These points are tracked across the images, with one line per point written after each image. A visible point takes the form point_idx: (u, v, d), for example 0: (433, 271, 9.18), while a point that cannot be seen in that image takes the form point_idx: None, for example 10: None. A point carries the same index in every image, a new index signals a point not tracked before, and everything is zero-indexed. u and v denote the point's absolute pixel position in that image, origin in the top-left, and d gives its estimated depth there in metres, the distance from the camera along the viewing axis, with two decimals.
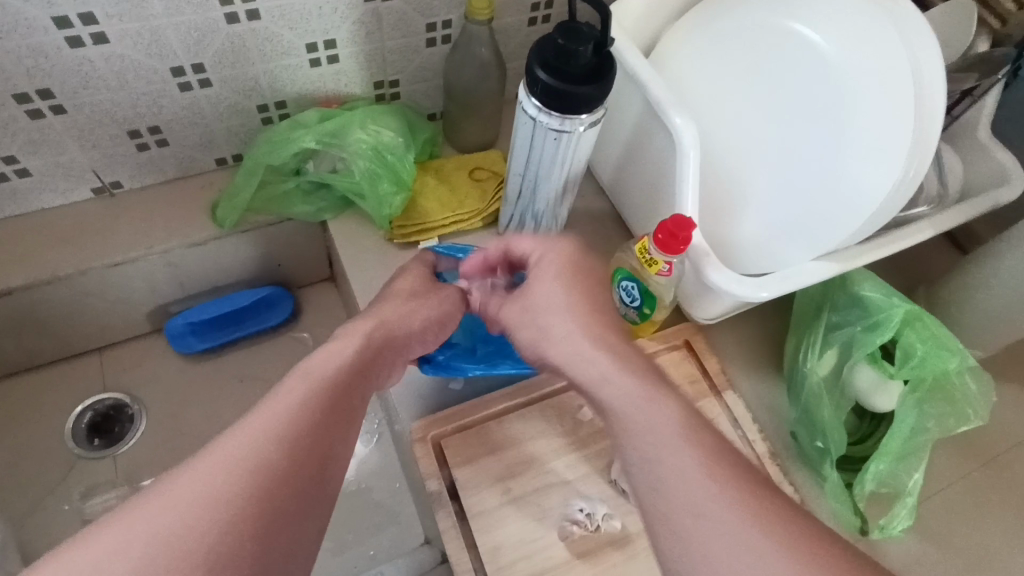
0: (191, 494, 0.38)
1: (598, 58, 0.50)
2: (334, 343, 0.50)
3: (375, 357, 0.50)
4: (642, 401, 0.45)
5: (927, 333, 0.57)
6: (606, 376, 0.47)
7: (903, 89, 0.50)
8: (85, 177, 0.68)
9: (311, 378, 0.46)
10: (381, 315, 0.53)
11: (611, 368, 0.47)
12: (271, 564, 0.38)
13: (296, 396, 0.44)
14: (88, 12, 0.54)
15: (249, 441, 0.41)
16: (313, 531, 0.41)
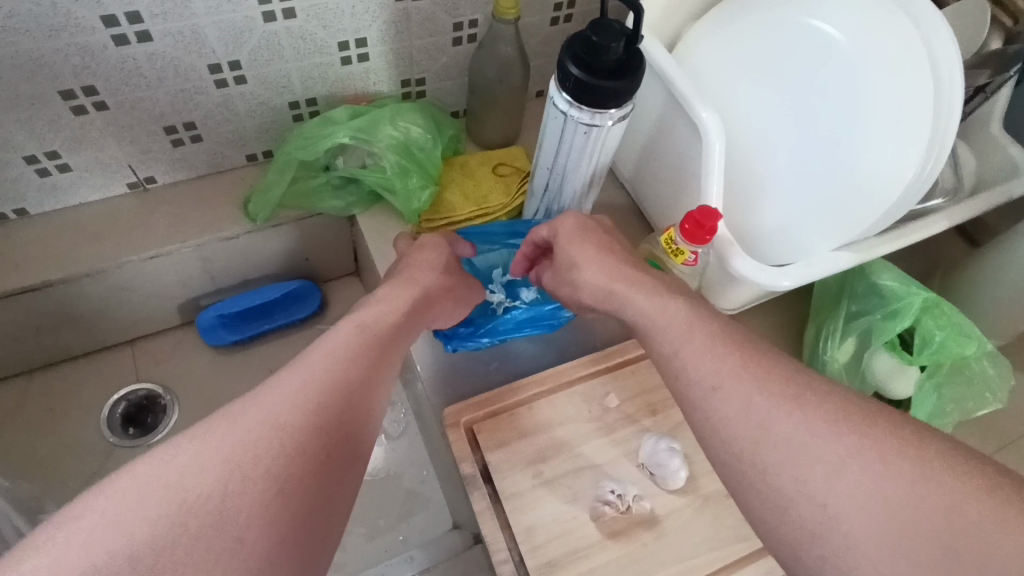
0: (252, 427, 0.42)
1: (628, 54, 0.52)
2: (377, 304, 0.52)
3: (412, 321, 0.53)
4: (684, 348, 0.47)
5: (946, 321, 0.59)
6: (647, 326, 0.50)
7: (922, 83, 0.52)
8: (121, 173, 0.70)
9: (348, 333, 0.49)
10: (423, 276, 0.56)
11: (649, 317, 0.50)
12: (313, 512, 0.42)
13: (334, 348, 0.47)
14: (134, 11, 0.55)
15: (289, 392, 0.44)
16: (349, 486, 0.45)
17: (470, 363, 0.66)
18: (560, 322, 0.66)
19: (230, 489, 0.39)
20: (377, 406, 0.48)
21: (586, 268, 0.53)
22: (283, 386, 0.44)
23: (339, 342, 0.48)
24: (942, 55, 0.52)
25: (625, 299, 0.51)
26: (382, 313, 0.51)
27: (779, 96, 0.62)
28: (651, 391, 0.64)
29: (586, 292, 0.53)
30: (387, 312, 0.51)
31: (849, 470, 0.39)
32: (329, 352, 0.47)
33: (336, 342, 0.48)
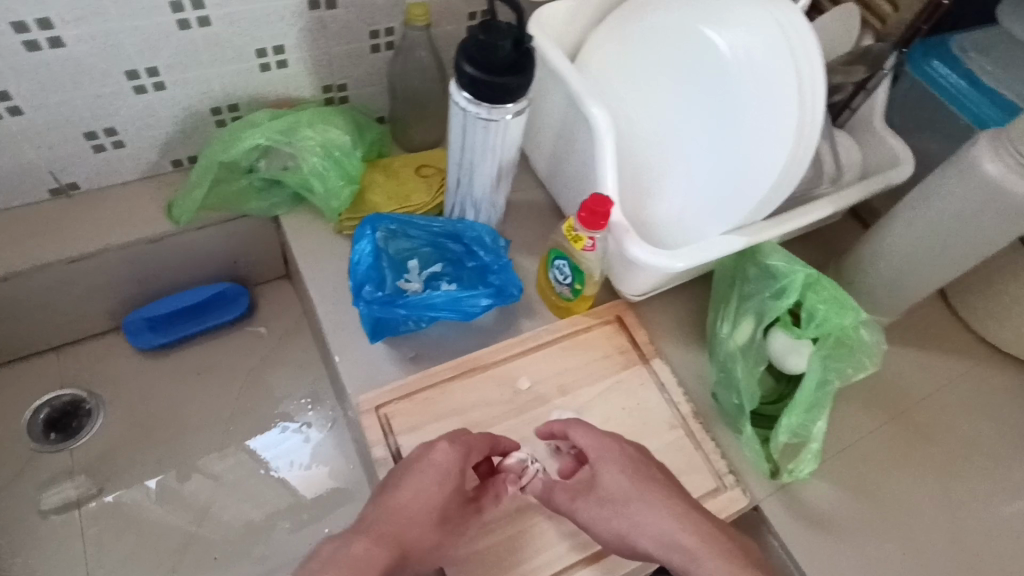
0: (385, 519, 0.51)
1: (518, 53, 0.56)
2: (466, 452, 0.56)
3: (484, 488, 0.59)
4: (629, 478, 0.54)
5: (825, 295, 0.64)
6: (608, 463, 0.55)
7: (787, 84, 0.58)
8: (42, 178, 0.71)
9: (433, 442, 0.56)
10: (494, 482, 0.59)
11: (622, 475, 0.54)
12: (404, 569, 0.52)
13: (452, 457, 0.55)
14: (45, 17, 0.58)
15: (412, 495, 0.53)
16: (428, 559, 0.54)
17: (389, 354, 0.68)
18: (475, 310, 0.68)
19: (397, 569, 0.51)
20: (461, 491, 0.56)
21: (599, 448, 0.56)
22: (394, 496, 0.52)
23: (429, 482, 0.53)
24: (806, 64, 0.58)
25: (616, 462, 0.55)
26: (462, 462, 0.55)
27: (666, 95, 0.67)
28: (559, 373, 0.68)
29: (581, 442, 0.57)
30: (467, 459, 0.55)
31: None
32: (427, 493, 0.53)
33: (432, 478, 0.54)
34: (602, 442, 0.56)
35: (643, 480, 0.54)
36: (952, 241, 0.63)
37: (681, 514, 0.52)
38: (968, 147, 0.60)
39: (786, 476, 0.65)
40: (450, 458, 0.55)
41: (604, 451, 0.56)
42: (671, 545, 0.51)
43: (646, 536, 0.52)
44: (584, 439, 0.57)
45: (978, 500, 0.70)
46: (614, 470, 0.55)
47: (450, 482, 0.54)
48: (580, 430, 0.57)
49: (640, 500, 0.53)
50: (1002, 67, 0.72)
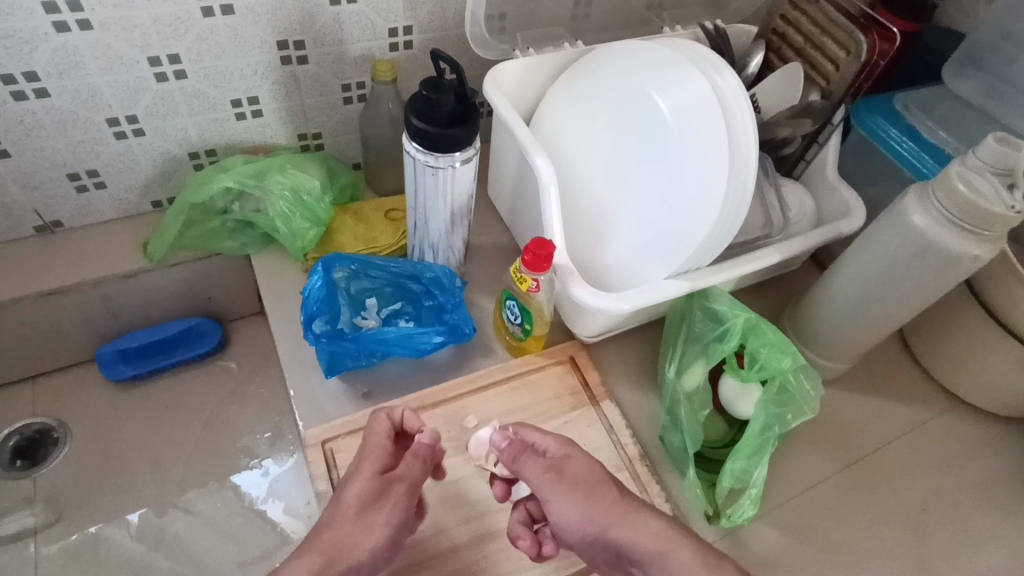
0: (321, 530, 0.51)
1: (462, 107, 0.60)
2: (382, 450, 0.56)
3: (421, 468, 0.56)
4: (593, 485, 0.53)
5: (765, 340, 0.66)
6: (565, 463, 0.54)
7: (721, 139, 0.62)
8: (27, 217, 0.76)
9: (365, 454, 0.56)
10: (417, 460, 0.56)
11: (586, 486, 0.53)
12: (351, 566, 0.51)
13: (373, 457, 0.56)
14: (31, 70, 0.63)
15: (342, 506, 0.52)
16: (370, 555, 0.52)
17: (342, 390, 0.70)
18: (427, 346, 0.70)
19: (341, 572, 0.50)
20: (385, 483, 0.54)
21: (560, 448, 0.55)
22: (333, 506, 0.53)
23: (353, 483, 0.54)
24: (741, 126, 0.62)
25: (576, 460, 0.55)
26: (385, 459, 0.56)
27: (610, 146, 0.69)
28: (507, 413, 0.69)
29: (546, 439, 0.56)
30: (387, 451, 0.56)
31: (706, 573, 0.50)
32: (354, 496, 0.53)
33: (356, 480, 0.54)
34: (548, 439, 0.56)
35: (573, 475, 0.53)
36: (892, 290, 0.65)
37: (613, 512, 0.52)
38: (900, 199, 0.62)
39: (725, 521, 0.64)
40: (370, 459, 0.55)
41: (550, 447, 0.56)
42: (594, 537, 0.52)
43: (573, 529, 0.53)
44: (546, 437, 0.56)
45: (935, 552, 0.68)
46: (580, 474, 0.54)
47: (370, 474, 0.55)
48: (535, 432, 0.57)
49: (571, 494, 0.53)
50: (943, 125, 0.76)
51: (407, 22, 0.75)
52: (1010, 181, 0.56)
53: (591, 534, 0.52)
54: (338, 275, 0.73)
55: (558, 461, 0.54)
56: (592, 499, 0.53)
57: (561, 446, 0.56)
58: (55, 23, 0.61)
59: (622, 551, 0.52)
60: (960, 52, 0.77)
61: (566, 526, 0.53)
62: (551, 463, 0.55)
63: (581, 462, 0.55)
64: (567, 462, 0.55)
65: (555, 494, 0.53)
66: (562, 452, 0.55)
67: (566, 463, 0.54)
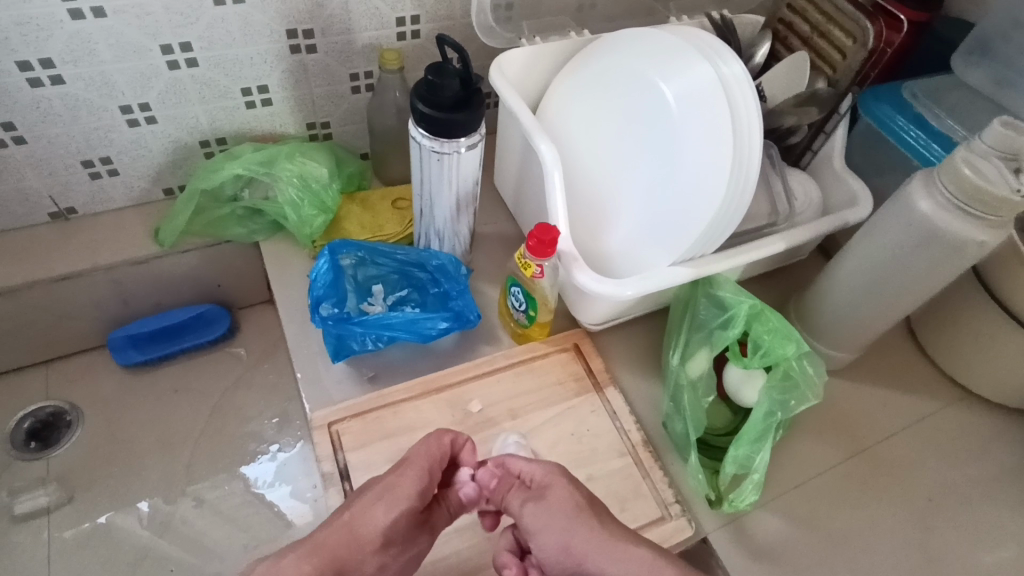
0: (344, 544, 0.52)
1: (466, 92, 0.61)
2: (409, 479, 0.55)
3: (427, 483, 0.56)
4: (573, 514, 0.53)
5: (769, 325, 0.66)
6: (547, 492, 0.55)
7: (724, 123, 0.62)
8: (42, 203, 0.77)
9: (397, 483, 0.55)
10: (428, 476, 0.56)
11: (569, 515, 0.53)
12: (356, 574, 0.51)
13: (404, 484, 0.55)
14: (46, 58, 0.65)
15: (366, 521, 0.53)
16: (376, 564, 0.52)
17: (348, 374, 0.71)
18: (432, 332, 0.71)
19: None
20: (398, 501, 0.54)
21: (543, 481, 0.56)
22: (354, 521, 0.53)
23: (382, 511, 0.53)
24: (744, 112, 0.62)
25: (559, 493, 0.55)
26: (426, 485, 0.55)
27: (614, 132, 0.70)
28: (511, 398, 0.70)
29: (529, 469, 0.56)
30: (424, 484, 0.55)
31: None
32: (377, 521, 0.53)
33: (386, 510, 0.53)
34: (536, 468, 0.56)
35: (553, 503, 0.53)
36: (898, 278, 0.64)
37: (589, 543, 0.51)
38: (905, 186, 0.62)
39: (727, 506, 0.64)
40: (410, 492, 0.54)
41: (535, 475, 0.56)
42: (573, 569, 0.52)
43: (553, 561, 0.53)
44: (528, 464, 0.57)
45: (940, 545, 0.68)
46: (561, 504, 0.54)
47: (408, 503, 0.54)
48: (518, 460, 0.57)
49: (552, 526, 0.53)
50: (950, 115, 0.75)
51: (414, 11, 0.75)
52: (1016, 165, 0.55)
53: (569, 566, 0.52)
54: (345, 261, 0.74)
55: (540, 493, 0.55)
56: (573, 530, 0.52)
57: (543, 475, 0.56)
58: (69, 10, 0.62)
59: None
60: (969, 41, 0.77)
61: (548, 558, 0.53)
62: (534, 494, 0.55)
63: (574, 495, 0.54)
64: (550, 495, 0.54)
65: (536, 526, 0.53)
66: (544, 484, 0.55)
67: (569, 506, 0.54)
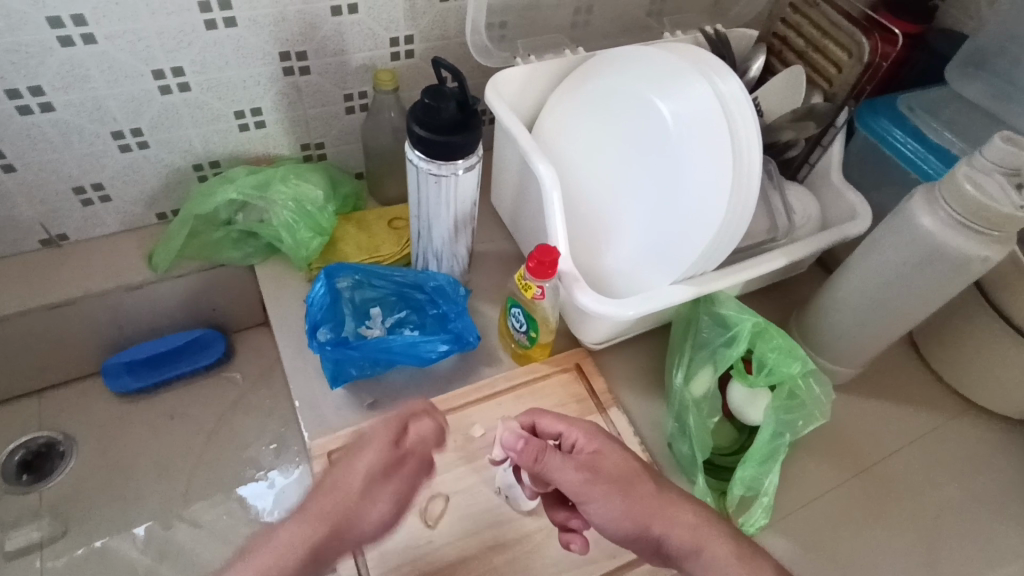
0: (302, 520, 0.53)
1: (463, 114, 0.60)
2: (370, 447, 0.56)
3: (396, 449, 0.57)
4: (627, 494, 0.52)
5: (774, 344, 0.65)
6: (592, 461, 0.54)
7: (725, 140, 0.61)
8: (33, 230, 0.76)
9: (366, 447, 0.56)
10: (379, 431, 0.57)
11: (626, 497, 0.52)
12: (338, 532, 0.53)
13: (366, 461, 0.55)
14: (36, 85, 0.64)
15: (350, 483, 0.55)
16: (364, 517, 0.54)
17: (347, 400, 0.70)
18: (432, 355, 0.70)
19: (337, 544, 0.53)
20: (361, 461, 0.55)
21: (589, 442, 0.55)
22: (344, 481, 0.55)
23: (362, 459, 0.56)
24: (743, 130, 0.61)
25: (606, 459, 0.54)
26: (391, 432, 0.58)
27: (612, 152, 0.69)
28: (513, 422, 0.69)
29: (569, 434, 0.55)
30: (391, 440, 0.57)
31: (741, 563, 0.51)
32: (356, 474, 0.55)
33: (366, 454, 0.56)
34: (578, 427, 0.56)
35: (607, 472, 0.53)
36: (902, 295, 0.64)
37: (651, 506, 0.52)
38: (906, 201, 0.62)
39: (736, 530, 0.64)
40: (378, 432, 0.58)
41: (578, 440, 0.55)
42: (638, 536, 0.52)
43: (615, 530, 0.53)
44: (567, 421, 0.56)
45: (948, 560, 0.67)
46: (622, 468, 0.54)
47: (376, 446, 0.56)
48: (551, 416, 0.57)
49: (608, 498, 0.52)
50: (948, 127, 0.76)
51: (408, 31, 0.75)
52: (1018, 181, 0.55)
53: (632, 535, 0.52)
54: (341, 284, 0.73)
55: (594, 460, 0.54)
56: (636, 502, 0.52)
57: (586, 435, 0.55)
58: (60, 37, 0.61)
59: (665, 549, 0.53)
60: (965, 52, 0.77)
61: (609, 526, 0.53)
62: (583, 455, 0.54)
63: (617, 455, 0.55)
64: (604, 461, 0.54)
65: (591, 497, 0.53)
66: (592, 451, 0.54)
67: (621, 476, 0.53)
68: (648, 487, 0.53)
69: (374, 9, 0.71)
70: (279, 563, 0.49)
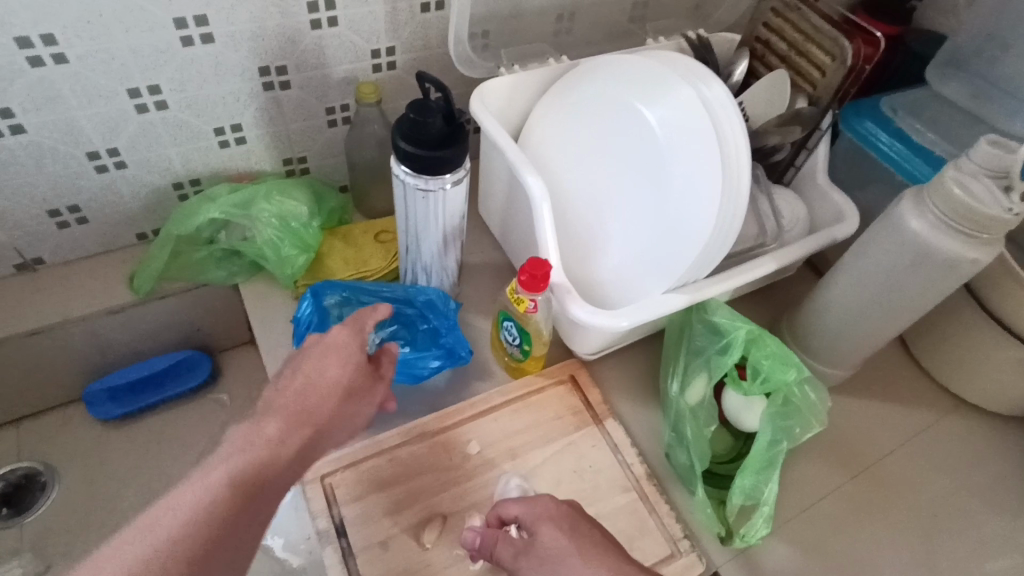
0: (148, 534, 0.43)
1: (449, 128, 0.59)
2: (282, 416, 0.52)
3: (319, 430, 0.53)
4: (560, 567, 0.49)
5: (768, 351, 0.65)
6: (528, 544, 0.52)
7: (712, 145, 0.61)
8: (8, 255, 0.74)
9: (319, 370, 0.55)
10: (310, 364, 0.55)
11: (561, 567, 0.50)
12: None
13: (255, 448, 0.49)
14: (6, 107, 0.62)
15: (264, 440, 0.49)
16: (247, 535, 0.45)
17: None
18: (424, 371, 0.70)
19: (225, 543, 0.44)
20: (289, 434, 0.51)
21: (533, 519, 0.53)
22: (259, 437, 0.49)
23: (325, 362, 0.55)
24: (730, 135, 0.60)
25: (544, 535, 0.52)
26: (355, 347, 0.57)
27: (601, 161, 0.69)
28: (509, 437, 0.68)
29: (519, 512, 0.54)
30: (360, 327, 0.58)
31: None
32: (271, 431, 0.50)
33: (328, 357, 0.55)
34: (526, 507, 0.54)
35: (545, 548, 0.51)
36: (894, 297, 0.64)
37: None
38: (895, 204, 0.62)
39: (738, 541, 0.63)
40: (341, 337, 0.56)
41: (527, 516, 0.53)
42: None
43: None
44: (516, 503, 0.54)
45: (946, 559, 0.67)
46: (555, 543, 0.51)
47: (338, 357, 0.55)
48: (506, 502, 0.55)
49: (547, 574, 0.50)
50: (930, 127, 0.76)
51: (389, 43, 0.74)
52: (1006, 183, 0.56)
53: None
54: (329, 302, 0.72)
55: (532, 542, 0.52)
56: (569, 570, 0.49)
57: (530, 510, 0.53)
58: (29, 58, 0.59)
59: None
60: (943, 53, 0.79)
61: None
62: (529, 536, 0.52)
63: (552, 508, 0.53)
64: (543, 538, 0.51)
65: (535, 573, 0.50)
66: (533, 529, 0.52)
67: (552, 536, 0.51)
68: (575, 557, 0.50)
69: (355, 21, 0.70)
70: (234, 480, 0.46)
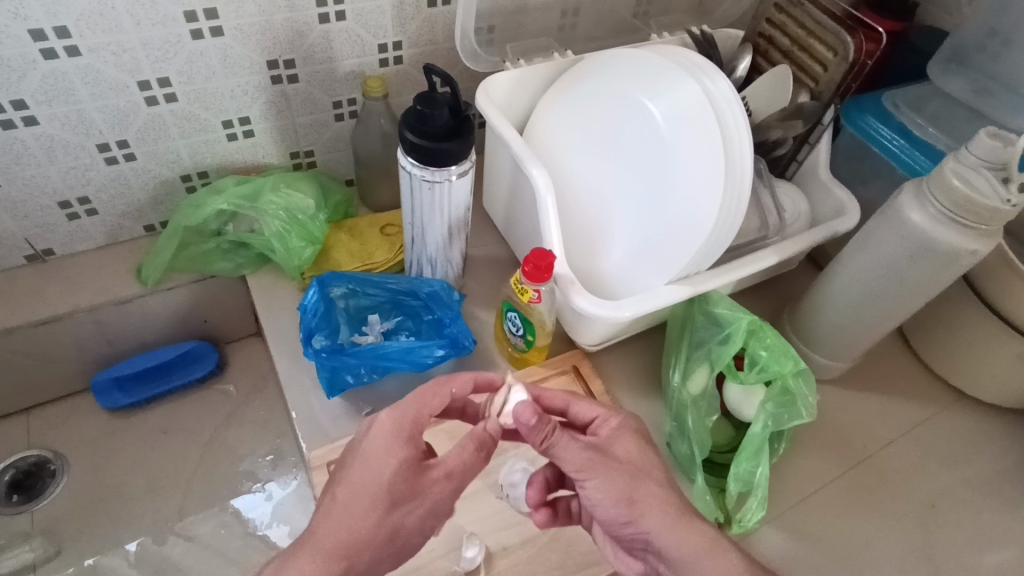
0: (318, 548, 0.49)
1: (456, 120, 0.60)
2: (371, 469, 0.51)
3: (408, 492, 0.51)
4: (632, 475, 0.53)
5: (766, 341, 0.67)
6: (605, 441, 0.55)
7: (715, 137, 0.62)
8: (18, 246, 0.75)
9: (381, 454, 0.52)
10: (378, 438, 0.52)
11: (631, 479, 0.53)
12: (359, 551, 0.50)
13: (353, 520, 0.50)
14: (19, 99, 0.63)
15: (364, 489, 0.50)
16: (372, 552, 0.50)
17: (343, 409, 0.69)
18: (428, 360, 0.69)
19: (382, 544, 0.51)
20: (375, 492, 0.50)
21: (616, 434, 0.56)
22: (360, 482, 0.51)
23: (378, 461, 0.51)
24: (734, 128, 0.62)
25: (616, 439, 0.55)
26: (410, 435, 0.53)
27: (603, 154, 0.70)
28: None
29: (599, 418, 0.57)
30: (419, 413, 0.54)
31: (721, 558, 0.51)
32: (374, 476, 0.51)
33: (386, 459, 0.51)
34: (608, 415, 0.57)
35: (617, 457, 0.54)
36: (894, 289, 0.65)
37: (643, 491, 0.53)
38: (896, 197, 0.63)
39: (735, 527, 0.64)
40: (391, 433, 0.52)
41: (603, 424, 0.57)
42: (627, 524, 0.52)
43: (604, 511, 0.53)
44: (599, 410, 0.58)
45: (944, 548, 0.68)
46: (633, 453, 0.55)
47: (397, 453, 0.52)
48: (582, 404, 0.58)
49: (608, 480, 0.52)
50: (930, 124, 0.77)
51: (396, 37, 0.75)
52: (1004, 175, 0.56)
53: (624, 524, 0.52)
54: (335, 292, 0.72)
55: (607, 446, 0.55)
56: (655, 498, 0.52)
57: (611, 420, 0.57)
58: (43, 50, 0.60)
59: (654, 544, 0.52)
60: (944, 50, 0.79)
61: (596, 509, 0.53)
62: (609, 437, 0.56)
63: (527, 407, 0.52)
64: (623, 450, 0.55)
65: (592, 475, 0.53)
66: (609, 441, 0.55)
67: (551, 447, 0.53)
68: (653, 488, 0.53)
69: (362, 15, 0.71)
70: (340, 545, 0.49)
